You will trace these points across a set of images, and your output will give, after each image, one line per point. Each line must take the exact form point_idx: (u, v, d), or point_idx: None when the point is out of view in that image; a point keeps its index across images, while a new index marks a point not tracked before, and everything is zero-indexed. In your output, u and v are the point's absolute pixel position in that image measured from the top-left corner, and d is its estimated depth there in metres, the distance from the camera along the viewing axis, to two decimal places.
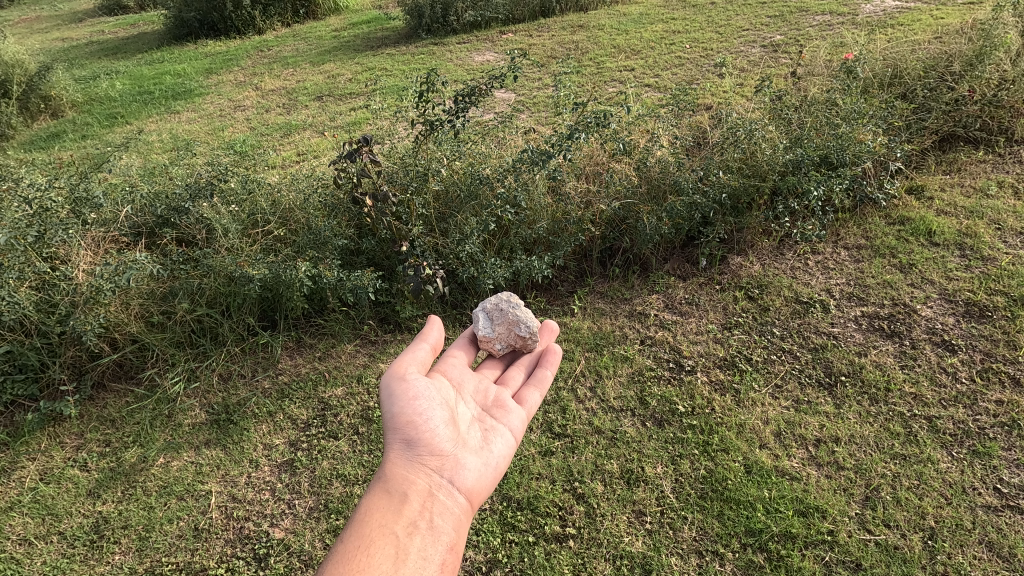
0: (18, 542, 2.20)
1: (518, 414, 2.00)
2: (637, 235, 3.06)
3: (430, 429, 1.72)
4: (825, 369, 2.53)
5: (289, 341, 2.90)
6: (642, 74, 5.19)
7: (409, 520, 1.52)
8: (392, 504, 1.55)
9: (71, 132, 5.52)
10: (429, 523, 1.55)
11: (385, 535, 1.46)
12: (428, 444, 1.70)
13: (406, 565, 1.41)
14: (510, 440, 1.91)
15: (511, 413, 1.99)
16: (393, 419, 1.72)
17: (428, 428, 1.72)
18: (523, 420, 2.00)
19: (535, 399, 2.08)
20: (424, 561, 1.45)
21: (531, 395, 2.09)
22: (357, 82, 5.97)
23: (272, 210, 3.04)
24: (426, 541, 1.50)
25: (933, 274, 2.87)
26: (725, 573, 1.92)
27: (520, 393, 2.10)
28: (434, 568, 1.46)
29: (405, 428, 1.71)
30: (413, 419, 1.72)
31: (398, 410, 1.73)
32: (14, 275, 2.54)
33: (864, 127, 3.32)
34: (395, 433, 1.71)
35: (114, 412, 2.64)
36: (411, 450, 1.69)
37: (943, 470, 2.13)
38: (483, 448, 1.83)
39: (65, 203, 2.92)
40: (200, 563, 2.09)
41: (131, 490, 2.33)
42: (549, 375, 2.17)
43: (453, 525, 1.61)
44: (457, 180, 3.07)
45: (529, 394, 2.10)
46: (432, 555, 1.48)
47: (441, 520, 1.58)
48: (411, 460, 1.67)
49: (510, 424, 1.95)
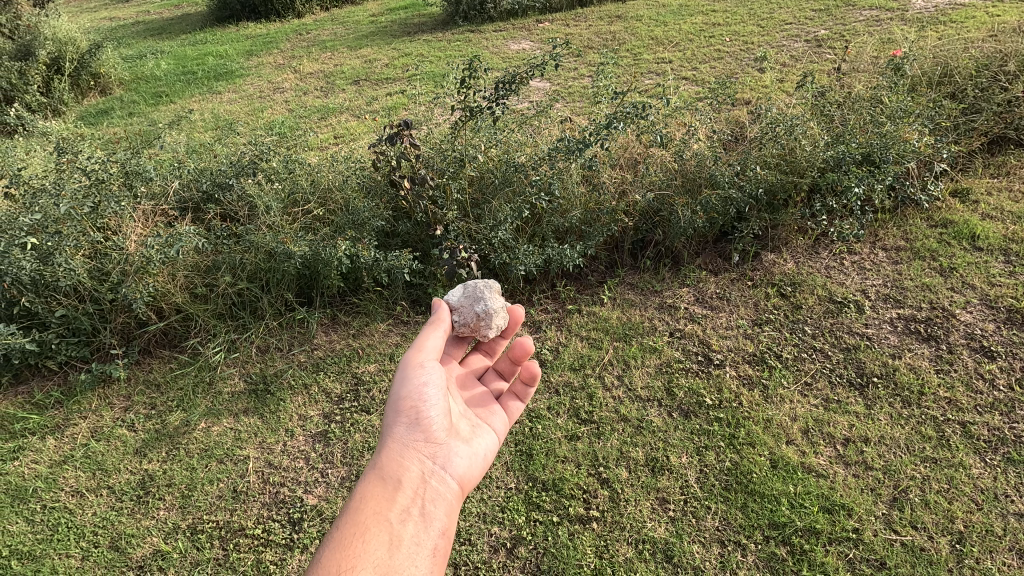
0: (71, 493, 2.34)
1: (501, 415, 2.00)
2: (671, 227, 3.06)
3: (429, 416, 1.69)
4: (857, 369, 2.51)
5: (324, 318, 2.99)
6: (680, 67, 5.13)
7: (403, 506, 1.52)
8: (386, 490, 1.54)
9: (119, 109, 5.71)
10: (422, 510, 1.54)
11: (379, 522, 1.46)
12: (425, 430, 1.68)
13: (399, 553, 1.42)
14: (497, 436, 1.91)
15: (494, 413, 1.99)
16: (397, 403, 1.69)
17: (428, 415, 1.69)
18: (505, 422, 2.00)
19: (518, 408, 2.07)
20: (416, 547, 1.46)
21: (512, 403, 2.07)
22: (394, 68, 6.02)
23: (311, 190, 3.12)
24: (418, 528, 1.50)
25: (975, 279, 2.81)
26: (747, 563, 1.94)
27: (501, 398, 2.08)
28: (427, 554, 1.47)
29: (406, 412, 1.68)
30: (413, 404, 1.68)
31: (403, 395, 1.69)
32: (71, 243, 2.67)
33: (910, 126, 3.24)
34: (393, 416, 1.69)
35: (159, 377, 2.77)
36: (408, 434, 1.66)
37: (975, 476, 2.11)
38: (472, 438, 1.82)
39: (118, 176, 3.05)
40: (238, 522, 2.19)
41: (175, 451, 2.45)
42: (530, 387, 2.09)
43: (445, 511, 1.61)
44: (492, 167, 3.10)
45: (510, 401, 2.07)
46: (424, 541, 1.49)
47: (433, 506, 1.58)
48: (407, 445, 1.64)
49: (495, 423, 1.95)
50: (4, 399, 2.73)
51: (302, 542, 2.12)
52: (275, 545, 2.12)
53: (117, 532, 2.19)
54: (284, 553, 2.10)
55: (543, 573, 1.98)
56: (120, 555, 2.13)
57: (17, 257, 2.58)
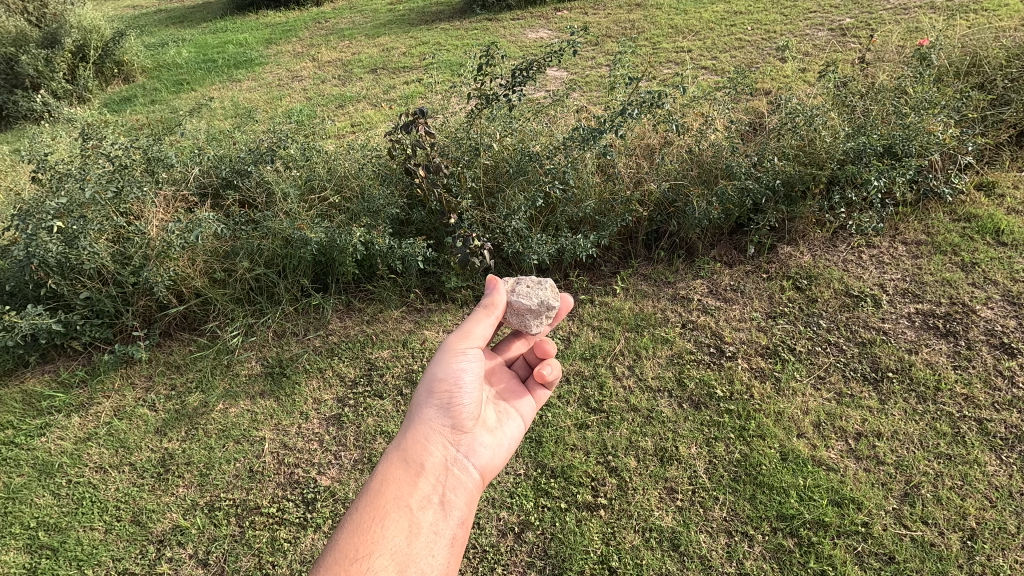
0: (94, 469, 2.42)
1: (528, 400, 2.02)
2: (685, 218, 3.04)
3: (461, 403, 1.69)
4: (872, 363, 2.48)
5: (340, 305, 3.03)
6: (699, 56, 5.06)
7: (424, 493, 1.53)
8: (407, 474, 1.56)
9: (142, 97, 5.81)
10: (443, 499, 1.56)
11: (399, 507, 1.48)
12: (453, 416, 1.68)
13: (417, 541, 1.43)
14: (522, 422, 1.93)
15: (521, 398, 2.00)
16: (431, 384, 1.68)
17: (460, 401, 1.69)
18: (532, 408, 2.02)
19: (545, 392, 2.07)
20: (434, 536, 1.47)
21: (539, 386, 2.07)
22: (411, 57, 6.02)
23: (328, 177, 3.14)
24: (437, 516, 1.52)
25: (997, 275, 2.75)
26: (754, 554, 1.95)
27: (529, 380, 2.09)
28: (444, 543, 1.48)
29: (438, 394, 1.68)
30: (447, 389, 1.69)
31: (439, 378, 1.67)
32: (95, 227, 2.73)
33: (935, 117, 3.16)
34: (423, 395, 1.69)
35: (179, 359, 2.84)
36: (436, 417, 1.67)
37: (990, 473, 2.08)
38: (497, 428, 1.84)
39: (141, 162, 3.12)
40: (254, 501, 2.25)
41: (194, 431, 2.52)
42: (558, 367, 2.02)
43: (464, 500, 1.62)
44: (507, 156, 3.09)
45: (536, 384, 2.07)
46: (443, 530, 1.50)
47: (453, 495, 1.59)
48: (433, 429, 1.66)
49: (522, 411, 1.97)
50: (32, 377, 2.82)
51: (315, 521, 2.17)
52: (289, 524, 2.18)
53: (138, 508, 2.27)
54: (298, 531, 2.15)
55: (550, 557, 2.01)
56: (141, 529, 2.20)
57: (43, 240, 2.64)
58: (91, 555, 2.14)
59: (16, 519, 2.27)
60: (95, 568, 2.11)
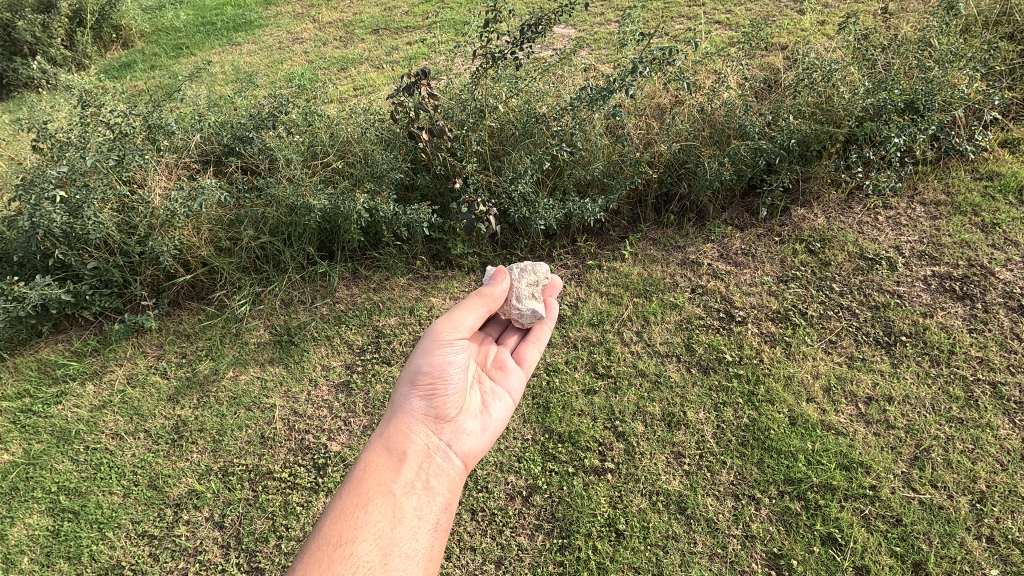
0: (110, 435, 2.46)
1: (517, 376, 2.00)
2: (696, 180, 2.95)
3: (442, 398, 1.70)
4: (885, 328, 2.44)
5: (346, 272, 3.01)
6: (713, 9, 4.84)
7: (407, 479, 1.54)
8: (391, 461, 1.56)
9: (142, 62, 5.72)
10: (427, 485, 1.55)
11: (382, 493, 1.48)
12: (432, 403, 1.69)
13: (399, 525, 1.43)
14: (508, 403, 1.91)
15: (510, 374, 1.99)
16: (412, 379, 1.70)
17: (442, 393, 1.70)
18: (521, 383, 2.01)
19: (533, 359, 2.09)
20: (418, 521, 1.47)
21: (528, 353, 2.10)
22: (414, 16, 5.81)
23: (331, 142, 3.08)
24: (421, 500, 1.51)
25: (1018, 236, 2.67)
26: (760, 516, 1.96)
27: (519, 351, 2.10)
28: (428, 527, 1.48)
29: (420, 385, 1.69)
30: (427, 378, 1.69)
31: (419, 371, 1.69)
32: (98, 197, 2.71)
33: (960, 71, 3.02)
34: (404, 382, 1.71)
35: (189, 327, 2.85)
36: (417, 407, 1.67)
37: (1002, 437, 2.06)
38: (483, 413, 1.83)
39: (142, 129, 3.08)
40: (266, 466, 2.29)
41: (206, 399, 2.55)
42: (533, 356, 2.11)
43: (447, 487, 1.60)
44: (513, 118, 2.99)
45: (526, 351, 2.10)
46: (426, 514, 1.50)
47: (437, 481, 1.58)
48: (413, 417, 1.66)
49: (512, 388, 1.96)
50: (47, 347, 2.86)
51: (327, 486, 2.21)
52: (301, 488, 2.22)
53: (154, 472, 2.32)
54: (310, 495, 2.20)
55: (557, 520, 2.03)
56: (158, 493, 2.25)
57: (48, 211, 2.63)
58: (110, 518, 2.20)
59: (38, 484, 2.33)
60: (115, 531, 2.17)
